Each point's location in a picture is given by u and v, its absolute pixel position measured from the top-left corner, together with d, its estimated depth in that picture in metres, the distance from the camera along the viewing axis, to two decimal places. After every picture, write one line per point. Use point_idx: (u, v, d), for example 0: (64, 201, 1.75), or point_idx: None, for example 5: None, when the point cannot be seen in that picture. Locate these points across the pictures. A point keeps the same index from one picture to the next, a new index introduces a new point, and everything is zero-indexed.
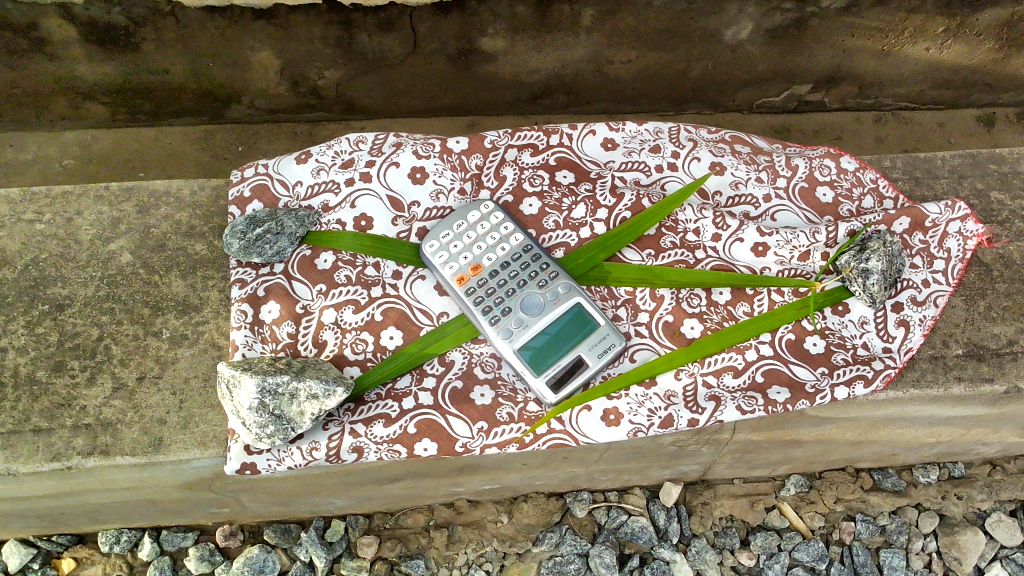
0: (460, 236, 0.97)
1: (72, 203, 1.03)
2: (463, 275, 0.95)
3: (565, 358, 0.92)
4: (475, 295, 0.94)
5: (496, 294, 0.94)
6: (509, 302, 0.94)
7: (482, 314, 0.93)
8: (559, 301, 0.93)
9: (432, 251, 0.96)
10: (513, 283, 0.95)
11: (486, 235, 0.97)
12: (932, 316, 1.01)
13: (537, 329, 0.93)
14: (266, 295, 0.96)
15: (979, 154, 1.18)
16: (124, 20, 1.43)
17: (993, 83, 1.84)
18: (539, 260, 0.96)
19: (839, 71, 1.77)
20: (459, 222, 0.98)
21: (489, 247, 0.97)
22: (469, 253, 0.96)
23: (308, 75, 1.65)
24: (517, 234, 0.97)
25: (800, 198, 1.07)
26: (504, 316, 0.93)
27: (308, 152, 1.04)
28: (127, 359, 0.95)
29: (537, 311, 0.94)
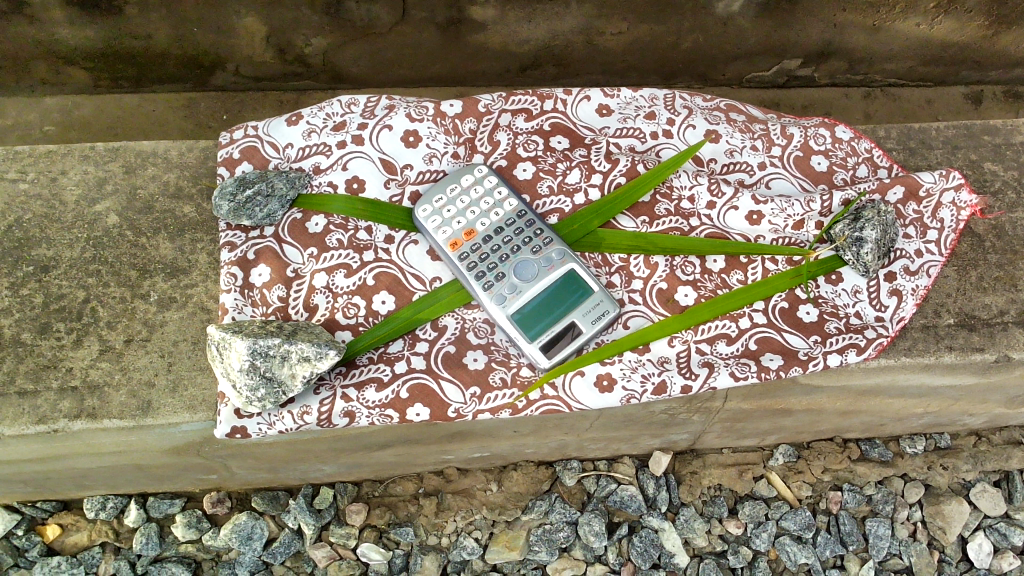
0: (453, 200, 0.96)
1: (57, 163, 1.01)
2: (456, 239, 0.94)
3: (559, 324, 0.91)
4: (469, 260, 0.93)
5: (491, 260, 0.93)
6: (503, 268, 0.93)
7: (475, 279, 0.92)
8: (553, 267, 0.93)
9: (425, 215, 0.95)
10: (506, 248, 0.94)
11: (479, 200, 0.96)
12: (925, 286, 1.01)
13: (531, 295, 0.92)
14: (256, 258, 0.95)
15: (973, 125, 1.17)
16: None
17: (984, 61, 1.85)
18: (533, 226, 0.95)
19: (830, 46, 1.77)
20: (453, 187, 0.97)
21: (482, 212, 0.96)
22: (462, 218, 0.95)
23: (295, 42, 1.62)
24: (511, 199, 0.96)
25: (794, 166, 1.07)
26: (498, 281, 0.92)
27: (299, 113, 1.02)
28: (114, 322, 0.94)
29: (531, 276, 0.93)
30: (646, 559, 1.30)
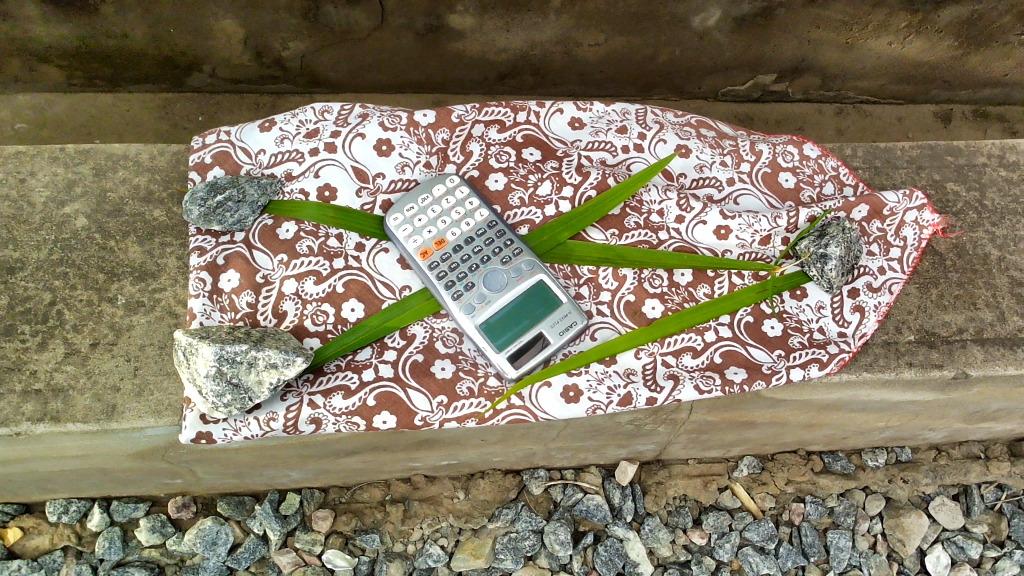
0: (425, 210, 0.97)
1: (26, 163, 1.00)
2: (426, 247, 0.94)
3: (529, 334, 0.92)
4: (438, 270, 0.93)
5: (462, 270, 0.94)
6: (472, 278, 0.94)
7: (445, 288, 0.93)
8: (522, 278, 0.93)
9: (396, 224, 0.95)
10: (476, 258, 0.95)
11: (451, 210, 0.97)
12: (886, 303, 1.03)
13: (502, 304, 0.92)
14: (225, 264, 0.95)
15: (938, 145, 1.18)
16: None
17: (952, 80, 1.89)
18: (503, 237, 0.96)
19: (803, 62, 1.80)
20: (424, 196, 0.97)
21: (453, 221, 0.97)
22: (433, 227, 0.96)
23: (272, 46, 1.63)
24: (481, 209, 0.97)
25: (762, 182, 1.09)
26: (468, 291, 0.93)
27: (272, 119, 1.02)
28: (80, 326, 0.93)
29: (499, 287, 0.93)
30: (610, 568, 1.31)
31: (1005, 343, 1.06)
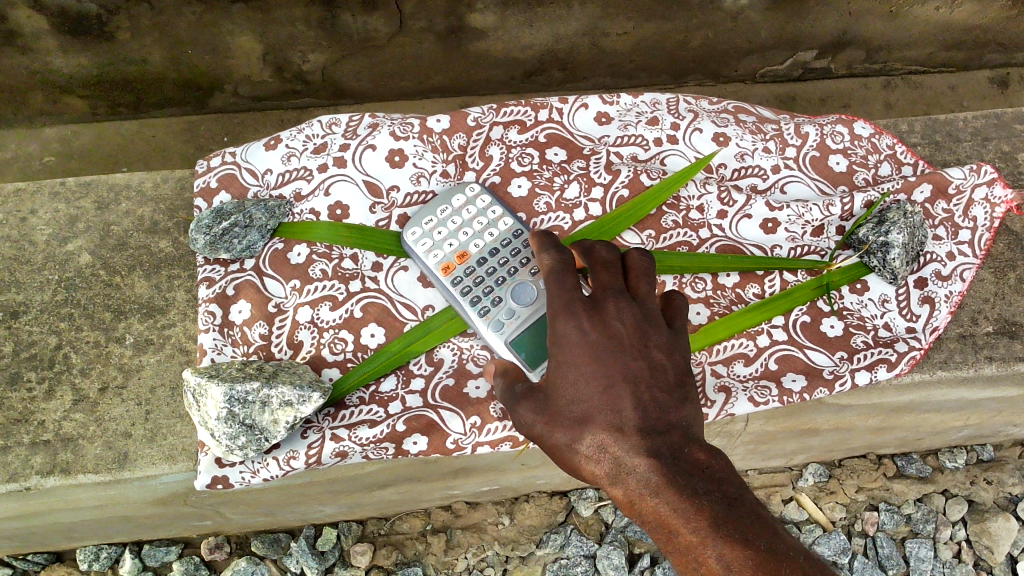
0: (444, 221, 0.89)
1: (27, 201, 0.95)
2: (449, 262, 0.87)
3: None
4: (462, 285, 0.86)
5: (489, 285, 0.85)
6: (499, 292, 0.85)
7: (471, 306, 0.85)
8: None
9: (414, 238, 0.88)
10: (503, 271, 0.86)
11: (473, 219, 0.89)
12: (959, 291, 0.94)
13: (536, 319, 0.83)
14: (236, 294, 0.89)
15: (1003, 114, 1.07)
16: (96, 8, 1.38)
17: (1007, 43, 1.78)
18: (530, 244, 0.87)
19: (846, 35, 1.71)
20: (443, 208, 0.90)
21: (476, 231, 0.88)
22: (454, 239, 0.88)
23: (291, 59, 1.57)
24: (505, 217, 0.89)
25: (811, 167, 1.00)
26: (497, 308, 0.84)
27: (277, 137, 0.96)
28: (88, 369, 0.88)
29: (531, 300, 0.84)
30: None
31: None
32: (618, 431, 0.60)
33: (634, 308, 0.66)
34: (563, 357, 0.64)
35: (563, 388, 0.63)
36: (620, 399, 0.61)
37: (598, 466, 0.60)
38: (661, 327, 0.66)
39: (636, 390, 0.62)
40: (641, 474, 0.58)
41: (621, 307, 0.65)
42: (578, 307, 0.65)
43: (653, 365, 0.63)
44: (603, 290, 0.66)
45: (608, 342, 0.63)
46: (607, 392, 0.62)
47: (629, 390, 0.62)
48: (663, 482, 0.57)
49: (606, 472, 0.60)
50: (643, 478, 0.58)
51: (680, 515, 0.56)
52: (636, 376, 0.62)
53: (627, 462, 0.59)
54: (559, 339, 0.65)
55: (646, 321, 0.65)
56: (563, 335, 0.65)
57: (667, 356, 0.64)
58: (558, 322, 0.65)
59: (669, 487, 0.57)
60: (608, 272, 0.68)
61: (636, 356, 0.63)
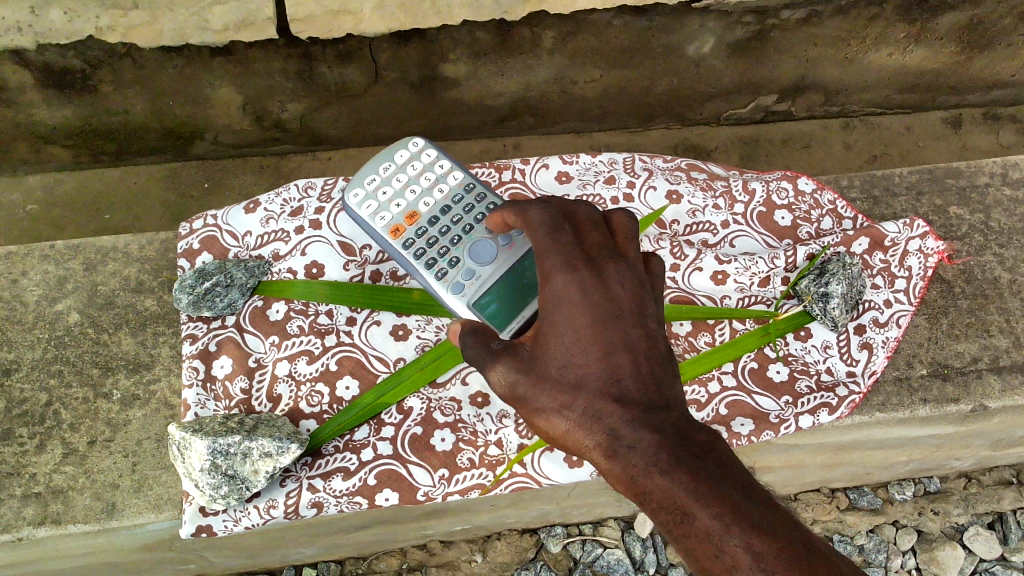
0: (389, 188, 0.91)
1: (18, 263, 1.01)
2: (398, 223, 0.88)
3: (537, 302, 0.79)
4: (413, 246, 0.87)
5: (440, 242, 0.87)
6: (452, 252, 0.86)
7: (425, 264, 0.85)
8: (510, 247, 0.83)
9: (361, 206, 0.89)
10: (453, 228, 0.88)
11: (415, 184, 0.91)
12: (895, 337, 1.00)
13: (496, 273, 0.82)
14: (217, 350, 0.95)
15: (936, 169, 1.14)
16: (79, 63, 1.41)
17: (959, 85, 1.89)
18: (475, 202, 0.89)
19: (804, 80, 1.80)
20: (387, 175, 0.91)
21: (420, 196, 0.90)
22: (400, 206, 0.90)
23: (270, 109, 1.63)
24: (449, 181, 0.91)
25: (758, 222, 1.07)
26: (452, 265, 0.84)
27: (256, 200, 1.02)
28: (77, 424, 0.93)
29: (485, 257, 0.83)
30: None
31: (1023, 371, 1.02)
32: (619, 402, 0.61)
33: (632, 272, 0.67)
34: (563, 317, 0.64)
35: (562, 350, 0.64)
36: (620, 368, 0.62)
37: (596, 436, 0.61)
38: (656, 296, 0.68)
39: (636, 358, 0.63)
40: (645, 447, 0.58)
41: (622, 269, 0.66)
42: (579, 265, 0.66)
43: (648, 335, 0.65)
44: (603, 250, 0.67)
45: (608, 303, 0.64)
46: (608, 361, 0.63)
47: (628, 361, 0.63)
48: (669, 457, 0.57)
49: (603, 444, 0.61)
50: (649, 455, 0.58)
51: (696, 496, 0.55)
52: (636, 344, 0.63)
53: (629, 434, 0.59)
54: (558, 294, 0.65)
55: (641, 287, 0.66)
56: (563, 292, 0.65)
57: (661, 326, 0.66)
58: (559, 277, 0.65)
59: (679, 466, 0.56)
60: (605, 233, 0.69)
61: (636, 323, 0.64)
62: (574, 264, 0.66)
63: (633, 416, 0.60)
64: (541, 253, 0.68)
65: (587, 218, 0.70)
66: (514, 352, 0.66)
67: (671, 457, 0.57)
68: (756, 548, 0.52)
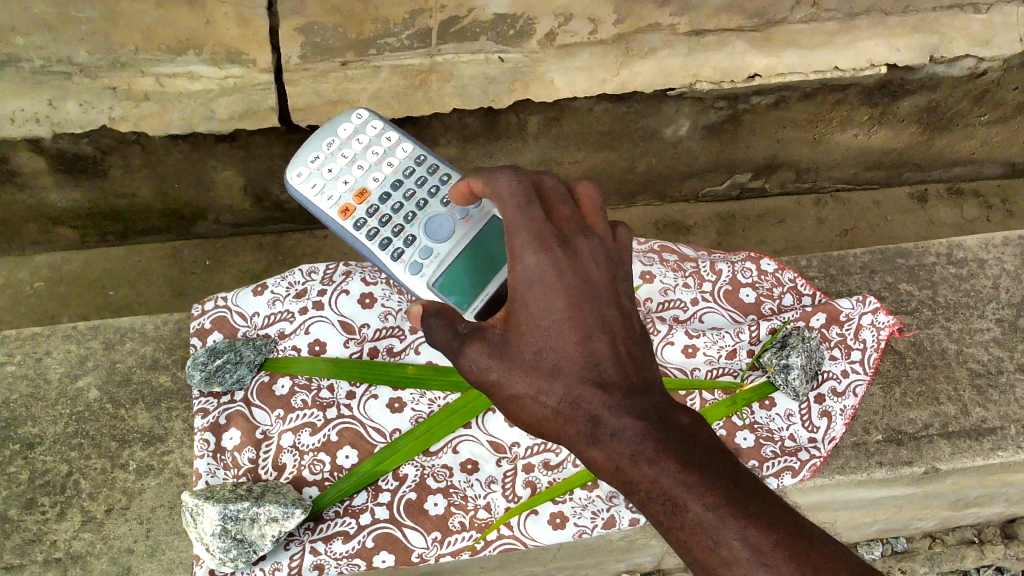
0: (337, 171, 1.01)
1: (42, 343, 1.09)
2: (346, 206, 0.99)
3: (496, 285, 0.89)
4: (364, 224, 0.98)
5: (389, 223, 0.98)
6: (403, 229, 0.97)
7: (378, 247, 0.96)
8: (457, 224, 0.95)
9: (313, 190, 0.99)
10: (400, 206, 0.98)
11: (362, 165, 1.02)
12: (852, 405, 1.09)
13: (448, 257, 0.93)
14: (227, 422, 1.02)
15: (886, 249, 1.25)
16: (91, 150, 1.46)
17: (922, 162, 2.01)
18: (417, 179, 1.00)
19: (776, 159, 1.92)
20: (335, 158, 1.02)
21: (367, 175, 1.01)
22: (350, 187, 1.00)
23: (269, 190, 1.72)
24: (392, 160, 1.02)
25: (724, 299, 1.16)
26: (406, 246, 0.95)
27: (264, 284, 1.11)
28: (95, 493, 1.00)
29: (434, 235, 0.95)
30: None
31: (970, 435, 1.11)
32: (599, 383, 0.69)
33: (600, 249, 0.75)
34: (539, 293, 0.72)
35: (543, 329, 0.71)
36: (599, 346, 0.71)
37: (579, 416, 0.69)
38: (619, 266, 0.76)
39: (609, 337, 0.72)
40: (631, 434, 0.66)
41: (590, 248, 0.75)
42: (553, 243, 0.74)
43: (619, 314, 0.73)
44: (567, 231, 0.75)
45: (582, 281, 0.72)
46: (587, 342, 0.71)
47: (605, 343, 0.71)
48: (653, 450, 0.64)
49: (586, 430, 0.68)
50: (638, 445, 0.65)
51: (688, 487, 0.62)
52: (610, 324, 0.72)
53: (614, 423, 0.67)
54: (535, 271, 0.73)
55: (609, 264, 0.75)
56: (540, 269, 0.73)
57: (627, 298, 0.75)
58: (535, 254, 0.73)
59: (669, 456, 0.63)
60: (567, 210, 0.77)
61: (608, 303, 0.73)
62: (543, 246, 0.73)
63: (615, 397, 0.68)
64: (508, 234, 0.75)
65: (547, 198, 0.77)
66: (483, 339, 0.73)
67: (655, 450, 0.64)
68: (753, 542, 0.58)
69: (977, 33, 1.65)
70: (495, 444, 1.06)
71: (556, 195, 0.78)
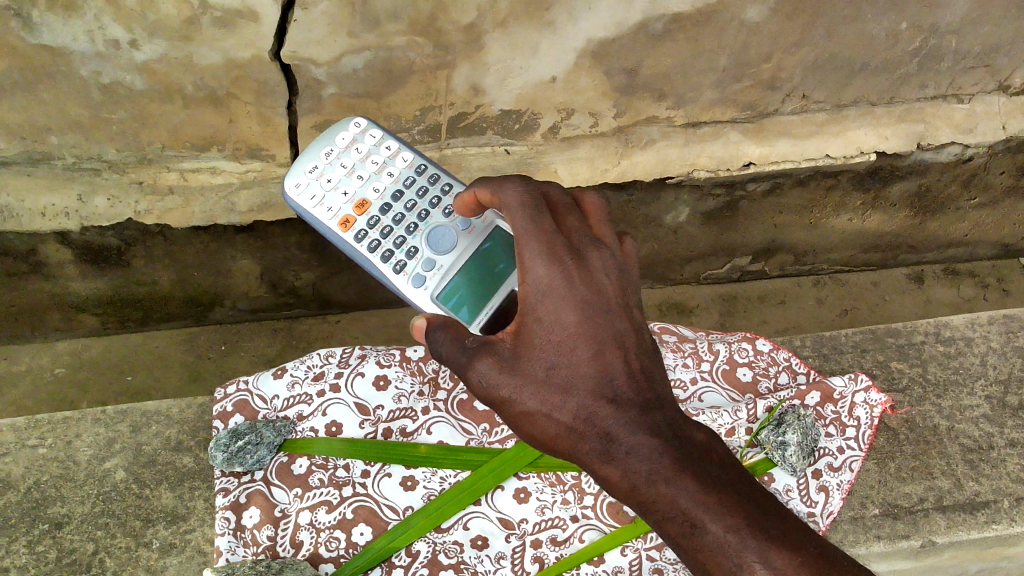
0: (335, 183, 1.07)
1: (72, 427, 1.15)
2: (346, 217, 1.05)
3: (499, 300, 0.97)
4: (364, 235, 1.04)
5: (389, 236, 1.04)
6: (404, 241, 1.03)
7: (380, 260, 1.02)
8: (462, 239, 1.02)
9: (313, 203, 1.05)
10: (400, 217, 1.05)
11: (359, 177, 1.08)
12: (848, 480, 1.13)
13: (450, 270, 1.00)
14: (247, 501, 1.06)
15: (876, 329, 1.32)
16: (117, 241, 1.54)
17: (916, 244, 2.08)
18: (415, 191, 1.07)
19: (773, 243, 1.99)
20: (332, 171, 1.08)
21: (364, 187, 1.07)
22: (349, 198, 1.06)
23: (285, 277, 1.80)
24: (389, 172, 1.09)
25: (722, 379, 1.22)
26: (408, 259, 1.02)
27: (283, 367, 1.17)
28: (119, 571, 1.04)
29: (439, 249, 1.02)
30: None
31: (965, 509, 1.16)
32: (611, 399, 0.75)
33: (608, 261, 0.81)
34: (552, 306, 0.78)
35: (556, 344, 0.77)
36: (611, 361, 0.77)
37: (593, 433, 0.75)
38: (625, 275, 0.82)
39: (619, 350, 0.78)
40: (648, 452, 0.72)
41: (600, 261, 0.81)
42: (564, 256, 0.79)
43: (626, 326, 0.79)
44: (576, 242, 0.81)
45: (591, 293, 0.78)
46: (599, 358, 0.77)
47: (616, 357, 0.77)
48: (670, 471, 0.70)
49: (599, 448, 0.74)
50: (654, 466, 0.71)
51: (708, 509, 0.68)
52: (620, 339, 0.78)
53: (629, 441, 0.73)
54: (546, 283, 0.78)
55: (616, 273, 0.81)
56: (550, 282, 0.78)
57: (633, 307, 0.81)
58: (547, 265, 0.78)
59: (688, 479, 0.70)
60: (574, 221, 0.83)
61: (618, 317, 0.79)
62: (554, 258, 0.79)
63: (628, 412, 0.74)
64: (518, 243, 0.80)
65: (554, 210, 0.83)
66: (494, 354, 0.78)
67: (672, 470, 0.70)
68: (774, 564, 0.65)
69: (961, 121, 1.75)
70: (504, 521, 1.10)
71: (563, 206, 0.83)
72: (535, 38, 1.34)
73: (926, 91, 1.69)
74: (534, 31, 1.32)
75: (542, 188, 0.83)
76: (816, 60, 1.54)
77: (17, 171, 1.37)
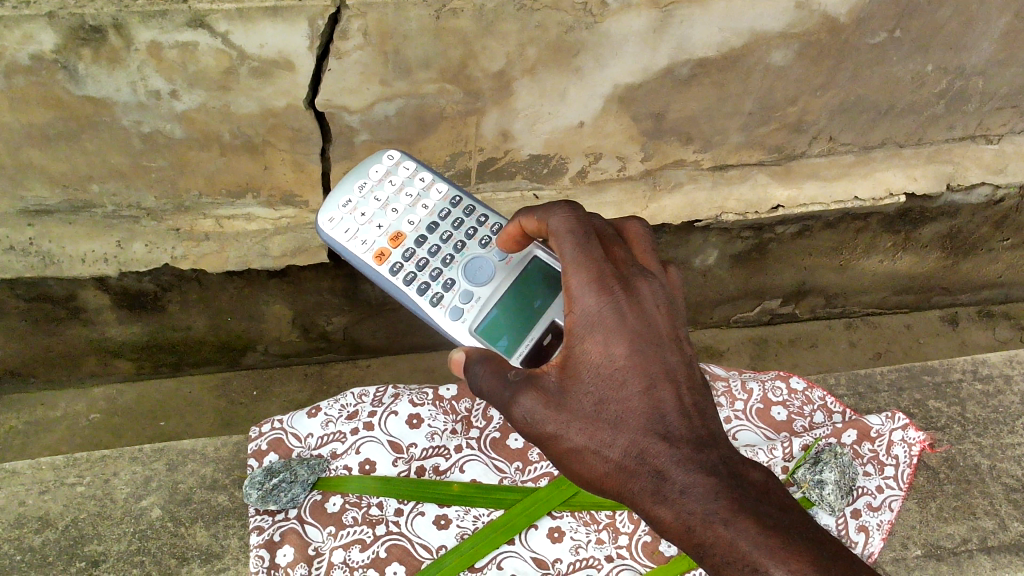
0: (369, 216, 1.09)
1: (109, 464, 1.16)
2: (381, 250, 1.07)
3: (539, 331, 0.97)
4: (400, 268, 1.06)
5: (425, 268, 1.06)
6: (440, 274, 1.05)
7: (417, 292, 1.04)
8: (500, 273, 1.03)
9: (347, 238, 1.08)
10: (435, 250, 1.07)
11: (392, 209, 1.10)
12: (888, 520, 1.11)
13: (488, 302, 1.02)
14: (281, 539, 1.06)
15: (913, 366, 1.31)
16: (153, 286, 1.56)
17: (951, 286, 2.06)
18: (450, 223, 1.09)
19: (804, 286, 1.98)
20: (366, 205, 1.10)
21: (399, 221, 1.10)
22: (383, 231, 1.08)
23: (317, 322, 1.81)
24: (423, 205, 1.11)
25: (757, 418, 1.20)
26: (445, 292, 1.03)
27: (317, 406, 1.18)
28: None
29: (478, 282, 1.03)
30: None
31: (1010, 550, 1.14)
32: (664, 435, 0.75)
33: (657, 293, 0.82)
34: (602, 339, 0.78)
35: (606, 377, 0.78)
36: (662, 395, 0.77)
37: (644, 470, 0.75)
38: (673, 307, 0.83)
39: (670, 385, 0.78)
40: (703, 493, 0.71)
41: (650, 293, 0.81)
42: (614, 288, 0.80)
43: (676, 360, 0.80)
44: (624, 273, 0.82)
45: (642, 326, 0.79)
46: (650, 392, 0.77)
47: (667, 392, 0.78)
48: (727, 512, 0.70)
49: (651, 487, 0.74)
50: (709, 507, 0.71)
51: (767, 552, 0.68)
52: (671, 373, 0.79)
53: (683, 481, 0.73)
54: (596, 315, 0.79)
55: (665, 305, 0.82)
56: (601, 314, 0.79)
57: (683, 341, 0.82)
58: (597, 298, 0.79)
59: (747, 521, 0.69)
60: (621, 252, 0.83)
61: (667, 351, 0.80)
62: (604, 290, 0.80)
63: (681, 448, 0.74)
64: (568, 274, 0.81)
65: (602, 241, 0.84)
66: (540, 389, 0.79)
67: (729, 511, 0.70)
68: None
69: (991, 162, 1.74)
70: (538, 561, 1.08)
71: (610, 236, 0.84)
72: (563, 84, 1.36)
73: (954, 133, 1.69)
74: (562, 77, 1.35)
75: (589, 218, 0.84)
76: (843, 103, 1.55)
77: (61, 218, 1.41)
